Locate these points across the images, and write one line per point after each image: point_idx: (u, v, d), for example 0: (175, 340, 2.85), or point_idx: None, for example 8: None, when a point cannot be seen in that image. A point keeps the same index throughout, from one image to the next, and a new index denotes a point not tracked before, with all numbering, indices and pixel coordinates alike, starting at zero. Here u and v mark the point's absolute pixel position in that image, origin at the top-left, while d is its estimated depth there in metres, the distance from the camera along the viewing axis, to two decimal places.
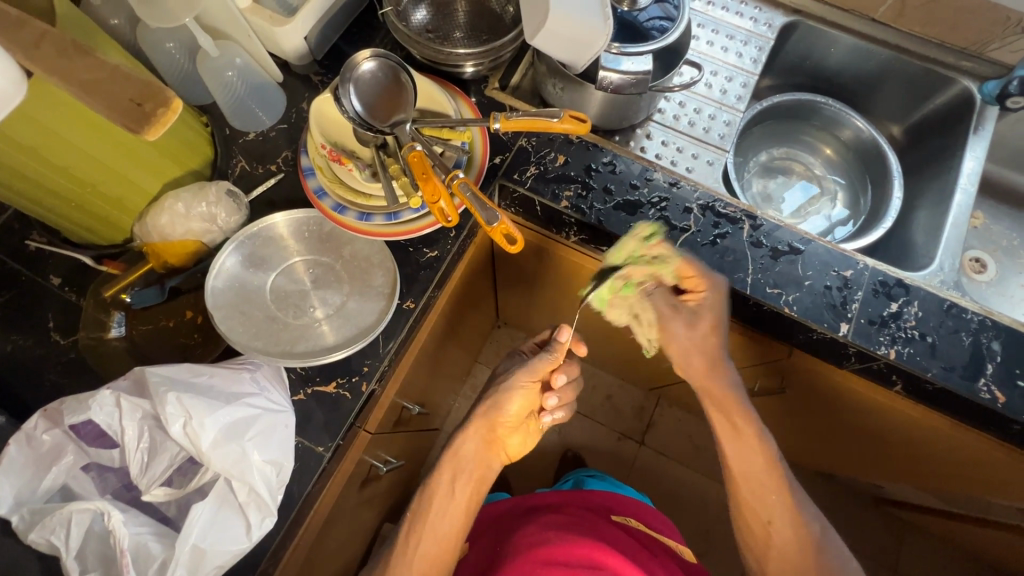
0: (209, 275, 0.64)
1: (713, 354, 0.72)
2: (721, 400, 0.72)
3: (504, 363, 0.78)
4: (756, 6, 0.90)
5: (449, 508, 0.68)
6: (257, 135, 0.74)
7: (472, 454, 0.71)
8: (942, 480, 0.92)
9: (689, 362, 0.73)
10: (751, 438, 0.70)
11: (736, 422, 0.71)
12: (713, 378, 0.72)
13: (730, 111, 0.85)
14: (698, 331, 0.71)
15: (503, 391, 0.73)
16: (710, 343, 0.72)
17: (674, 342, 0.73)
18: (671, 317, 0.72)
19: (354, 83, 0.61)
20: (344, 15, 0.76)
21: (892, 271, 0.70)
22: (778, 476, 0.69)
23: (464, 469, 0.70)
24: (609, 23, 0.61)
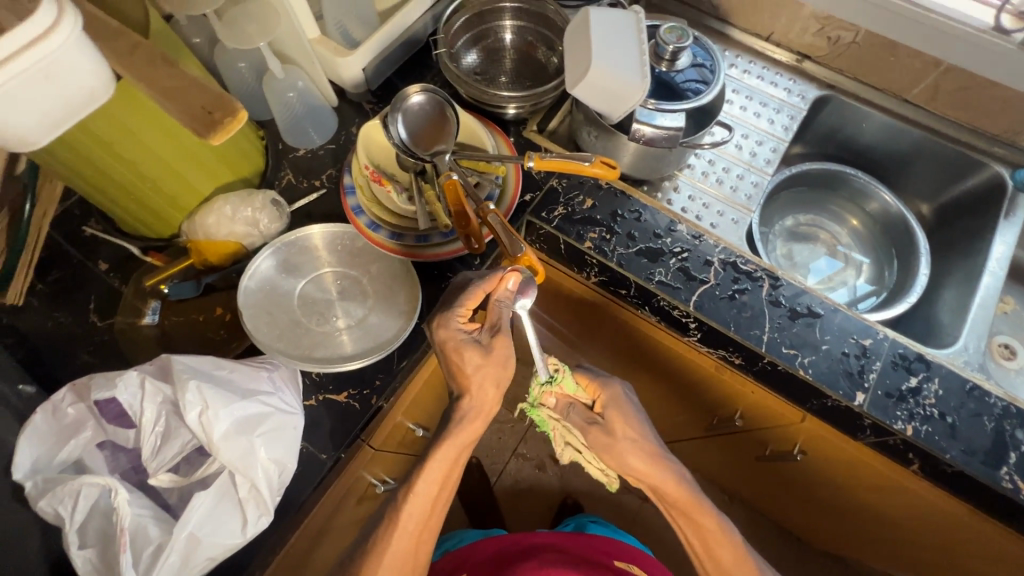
0: (244, 276, 0.67)
1: (647, 448, 0.65)
2: (676, 497, 0.66)
3: (443, 335, 0.60)
4: (791, 78, 0.93)
5: (430, 468, 0.63)
6: (306, 152, 0.79)
7: (441, 454, 0.63)
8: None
9: (631, 465, 0.65)
10: (716, 534, 0.66)
11: (697, 519, 0.66)
12: (657, 474, 0.65)
13: (758, 173, 0.87)
14: (621, 439, 0.65)
15: (466, 362, 0.61)
16: (642, 438, 0.66)
17: (607, 452, 0.66)
18: (591, 429, 0.66)
19: (402, 113, 0.65)
20: (400, 52, 0.82)
21: (913, 345, 0.69)
22: (750, 564, 0.66)
23: (432, 467, 0.63)
24: (646, 81, 0.67)
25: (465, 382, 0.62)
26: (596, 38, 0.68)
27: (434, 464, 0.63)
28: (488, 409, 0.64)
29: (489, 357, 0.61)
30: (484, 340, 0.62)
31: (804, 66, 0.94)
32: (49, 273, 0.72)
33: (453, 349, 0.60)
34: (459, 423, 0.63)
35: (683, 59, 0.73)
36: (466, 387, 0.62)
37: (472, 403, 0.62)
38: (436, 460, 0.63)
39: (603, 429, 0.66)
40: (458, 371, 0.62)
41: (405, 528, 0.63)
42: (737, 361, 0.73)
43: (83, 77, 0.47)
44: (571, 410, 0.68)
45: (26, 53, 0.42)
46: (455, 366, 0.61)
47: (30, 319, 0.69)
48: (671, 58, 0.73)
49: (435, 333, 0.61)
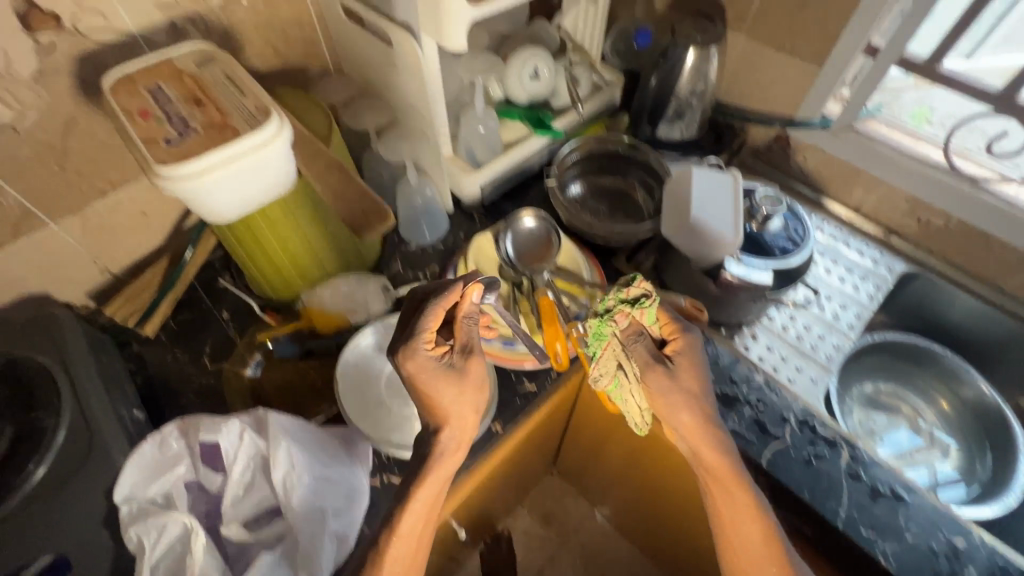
0: (344, 349, 0.73)
1: (699, 408, 0.62)
2: (716, 470, 0.61)
3: (411, 368, 0.57)
4: (877, 249, 0.96)
5: (411, 509, 0.56)
6: (416, 246, 0.89)
7: (423, 493, 0.57)
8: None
9: (676, 419, 0.63)
10: (750, 514, 0.59)
11: (734, 497, 0.60)
12: (702, 436, 0.61)
13: (839, 336, 0.87)
14: (682, 388, 0.62)
15: (443, 394, 0.58)
16: (700, 399, 0.63)
17: (660, 396, 0.63)
18: (650, 368, 0.63)
19: (513, 232, 0.75)
20: (511, 178, 0.93)
21: (1014, 558, 0.63)
22: (782, 555, 0.58)
23: (414, 510, 0.57)
24: (739, 237, 0.75)
25: (438, 413, 0.59)
26: (699, 193, 0.77)
27: (424, 483, 0.57)
28: (467, 438, 0.60)
29: (466, 379, 0.59)
30: (456, 363, 0.60)
31: (892, 240, 0.96)
32: (180, 312, 0.82)
33: (426, 373, 0.57)
34: (436, 470, 0.58)
35: (774, 222, 0.79)
36: (443, 416, 0.59)
37: (442, 447, 0.59)
38: (421, 497, 0.57)
39: (671, 372, 0.63)
40: (427, 410, 0.59)
41: (406, 530, 0.56)
42: (807, 532, 0.69)
43: (279, 168, 0.58)
44: (640, 341, 0.64)
45: (241, 160, 0.53)
46: (424, 394, 0.58)
47: (155, 351, 0.79)
48: (763, 219, 0.79)
49: (400, 364, 0.57)
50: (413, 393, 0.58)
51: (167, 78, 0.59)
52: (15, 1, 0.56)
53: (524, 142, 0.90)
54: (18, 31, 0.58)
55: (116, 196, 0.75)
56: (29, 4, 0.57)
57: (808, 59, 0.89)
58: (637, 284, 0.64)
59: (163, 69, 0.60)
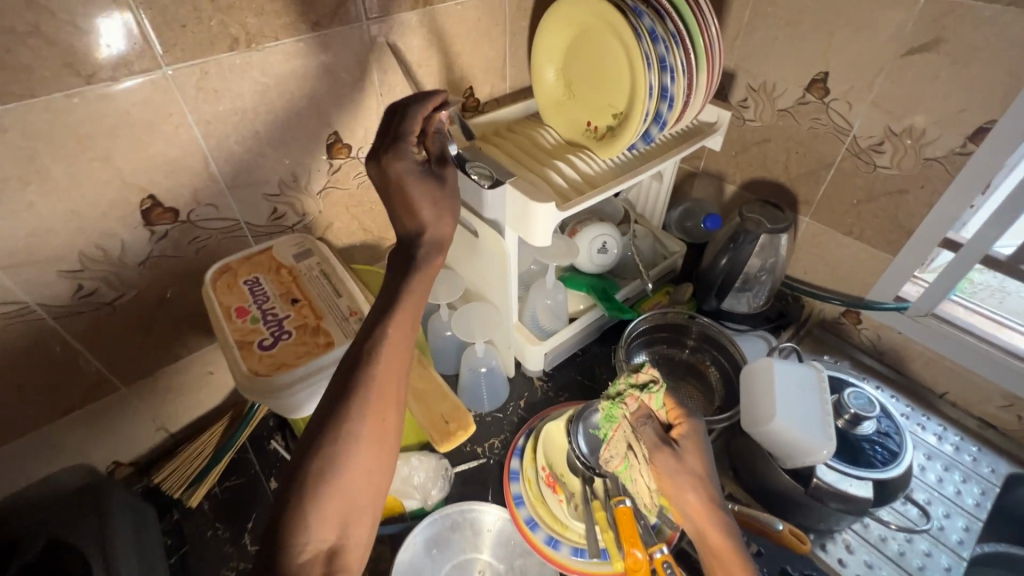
0: (400, 548, 0.67)
1: (705, 490, 0.55)
2: (714, 549, 0.53)
3: (389, 168, 0.53)
4: (974, 444, 0.88)
5: (369, 375, 0.46)
6: (475, 414, 0.86)
7: (414, 284, 0.51)
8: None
9: (682, 500, 0.55)
10: None
11: None
12: (706, 518, 0.54)
13: (950, 554, 0.76)
14: (691, 470, 0.55)
15: (415, 196, 0.54)
16: (709, 478, 0.55)
17: (666, 479, 0.56)
18: (659, 449, 0.57)
19: (584, 423, 0.71)
20: (573, 345, 0.92)
21: None
22: None
23: (370, 395, 0.46)
24: (831, 442, 0.68)
25: (416, 219, 0.54)
26: (782, 387, 0.72)
27: (378, 368, 0.47)
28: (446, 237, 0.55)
29: (444, 206, 0.55)
30: (435, 168, 0.56)
31: (989, 433, 0.88)
32: (229, 478, 0.78)
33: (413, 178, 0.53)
34: (420, 254, 0.53)
35: (867, 424, 0.73)
36: (412, 193, 0.53)
37: (431, 235, 0.54)
38: (405, 299, 0.50)
39: (679, 454, 0.57)
40: (406, 210, 0.54)
41: (377, 403, 0.46)
42: None
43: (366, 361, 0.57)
44: (648, 424, 0.60)
45: (320, 379, 0.52)
46: (402, 195, 0.54)
47: (195, 522, 0.74)
48: (852, 418, 0.74)
49: (383, 168, 0.54)
50: (390, 199, 0.54)
51: (266, 270, 0.61)
52: (142, 200, 0.60)
53: (589, 312, 0.91)
54: (138, 225, 0.61)
55: (189, 359, 0.75)
56: (153, 202, 0.61)
57: (880, 247, 0.89)
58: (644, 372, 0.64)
59: (263, 260, 0.62)
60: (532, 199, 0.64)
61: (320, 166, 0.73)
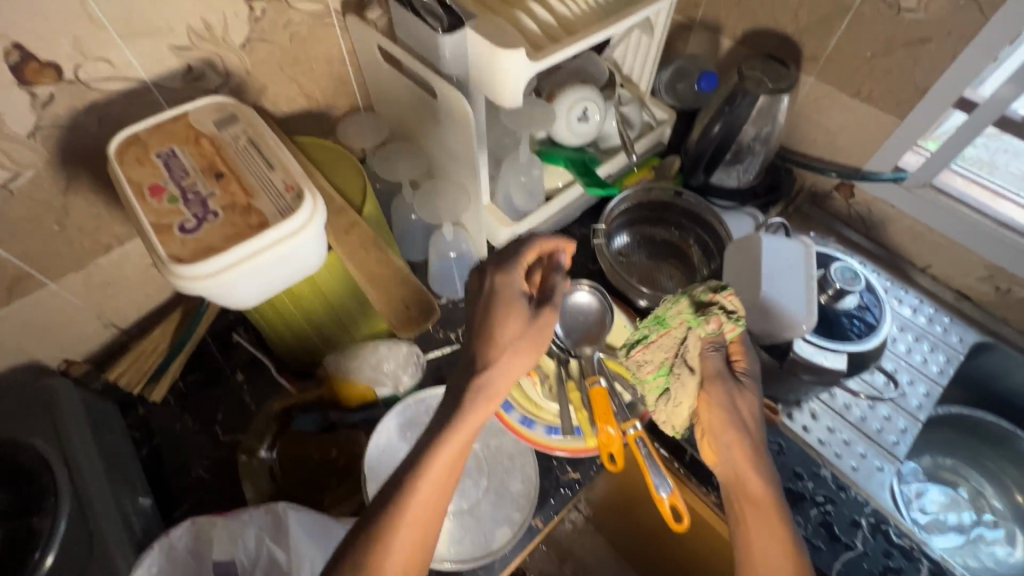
0: (371, 436, 0.65)
1: (750, 437, 0.56)
2: (751, 491, 0.54)
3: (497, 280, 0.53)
4: (948, 315, 0.89)
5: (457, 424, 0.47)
6: (448, 301, 0.82)
7: (475, 407, 0.48)
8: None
9: (729, 436, 0.56)
10: (778, 540, 0.51)
11: (767, 521, 0.52)
12: (753, 465, 0.55)
13: (908, 417, 0.80)
14: (743, 408, 0.57)
15: (506, 327, 0.51)
16: (756, 427, 0.57)
17: (716, 406, 0.57)
18: (719, 378, 0.57)
19: (559, 307, 0.67)
20: (551, 229, 0.86)
21: None
22: None
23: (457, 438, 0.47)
24: (813, 316, 0.67)
25: (495, 342, 0.51)
26: (767, 262, 0.69)
27: (472, 417, 0.48)
28: (513, 381, 0.51)
29: (535, 330, 0.52)
30: (533, 309, 0.53)
31: (963, 306, 0.89)
32: (190, 372, 0.75)
33: (498, 307, 0.52)
34: (510, 357, 0.50)
35: (848, 298, 0.71)
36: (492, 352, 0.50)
37: (495, 370, 0.50)
38: (515, 347, 0.51)
39: (735, 387, 0.58)
40: (494, 331, 0.51)
41: (456, 446, 0.47)
42: None
43: (307, 255, 0.50)
44: (714, 354, 0.59)
45: (241, 267, 0.45)
46: (500, 308, 0.52)
47: (162, 416, 0.72)
48: (835, 293, 0.72)
49: (483, 279, 0.55)
50: (488, 308, 0.52)
51: (183, 140, 0.51)
52: (6, 51, 0.48)
53: (568, 190, 0.83)
54: (10, 85, 0.49)
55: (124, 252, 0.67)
56: (22, 53, 0.49)
57: (888, 110, 0.80)
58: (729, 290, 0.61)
59: (178, 128, 0.52)
60: (498, 46, 0.54)
61: (237, 11, 0.59)
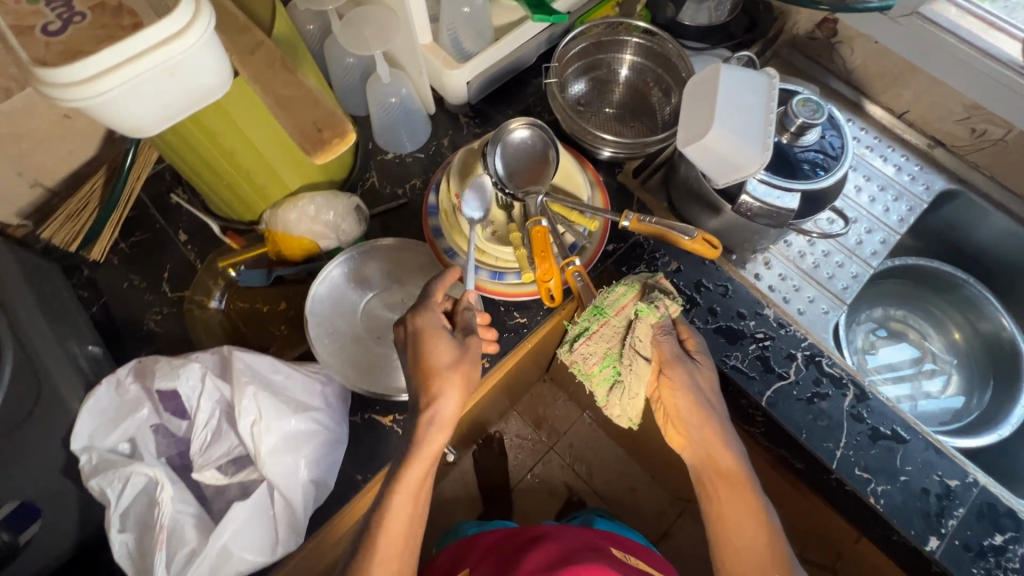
0: (315, 280, 0.66)
1: (716, 412, 0.59)
2: (722, 469, 0.58)
3: (418, 321, 0.56)
4: (918, 164, 0.86)
5: (402, 475, 0.53)
6: (395, 156, 0.78)
7: (426, 443, 0.54)
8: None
9: (695, 417, 0.58)
10: (752, 513, 0.57)
11: (741, 495, 0.58)
12: (720, 442, 0.58)
13: (860, 263, 0.80)
14: (704, 386, 0.59)
15: (435, 358, 0.54)
16: (716, 401, 0.59)
17: (681, 391, 0.58)
18: (678, 361, 0.59)
19: (503, 145, 0.64)
20: (502, 74, 0.79)
21: (1005, 497, 0.62)
22: (781, 553, 0.57)
23: (405, 489, 0.53)
24: (767, 154, 0.61)
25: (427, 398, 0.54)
26: (725, 97, 0.64)
27: (414, 468, 0.53)
28: (439, 440, 0.54)
29: (464, 354, 0.55)
30: (459, 340, 0.57)
31: (935, 153, 0.85)
32: (133, 233, 0.74)
33: (433, 331, 0.55)
34: (463, 373, 0.55)
35: (809, 135, 0.68)
36: (436, 383, 0.54)
37: (436, 403, 0.54)
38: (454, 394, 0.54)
39: (694, 369, 0.59)
40: (430, 377, 0.54)
41: (401, 498, 0.53)
42: (799, 466, 0.68)
43: (203, 74, 0.46)
44: (664, 338, 0.60)
45: (122, 73, 0.40)
46: (427, 347, 0.55)
47: (108, 276, 0.72)
48: (796, 132, 0.68)
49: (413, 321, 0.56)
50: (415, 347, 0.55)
51: None
52: None
53: (518, 29, 0.74)
54: None
55: (27, 98, 0.60)
56: None
57: None
58: (661, 281, 0.63)
59: None
60: None
61: None
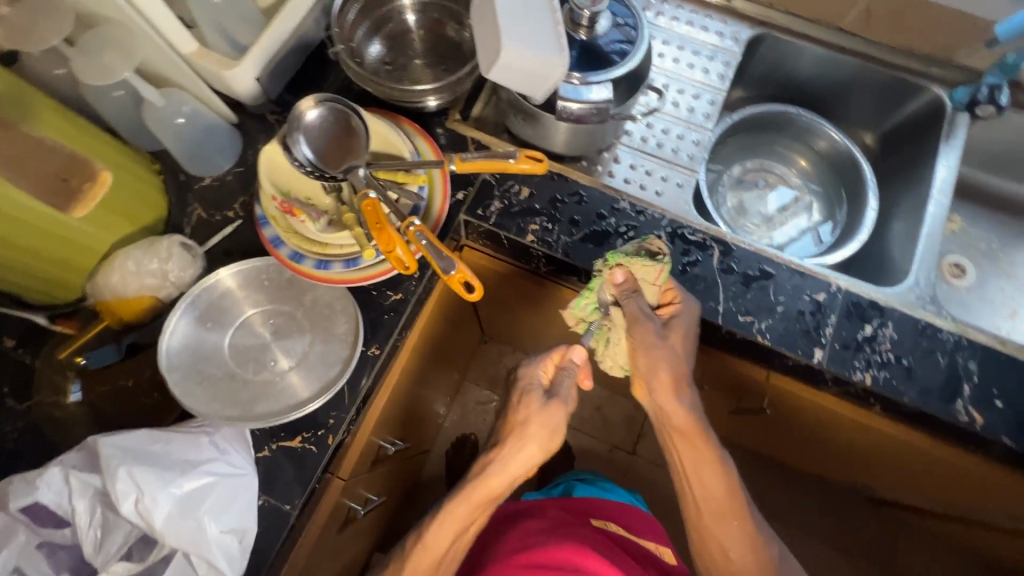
0: (163, 336, 0.63)
1: (676, 370, 0.60)
2: (684, 428, 0.61)
3: (522, 372, 0.66)
4: (722, 19, 0.89)
5: (460, 503, 0.62)
6: (212, 179, 0.72)
7: (494, 469, 0.62)
8: (961, 505, 0.89)
9: (654, 375, 0.61)
10: (711, 466, 0.61)
11: (699, 450, 0.61)
12: (676, 396, 0.61)
13: (698, 130, 0.83)
14: (667, 346, 0.61)
15: (521, 412, 0.63)
16: (677, 356, 0.61)
17: (642, 351, 0.61)
18: (642, 322, 0.62)
19: (303, 132, 0.60)
20: (292, 58, 0.74)
21: (865, 292, 0.69)
22: (740, 502, 0.62)
23: (457, 513, 0.62)
24: (565, 56, 0.61)
25: (520, 439, 0.62)
26: (505, 9, 0.61)
27: (457, 503, 0.62)
28: (493, 490, 0.62)
29: (549, 413, 0.62)
30: (557, 395, 0.64)
31: (734, 5, 0.89)
32: None
33: (531, 380, 0.65)
34: (539, 422, 0.62)
35: (602, 22, 0.69)
36: (513, 434, 0.62)
37: (503, 455, 0.62)
38: (530, 440, 0.61)
39: (660, 330, 0.61)
40: (518, 438, 0.62)
41: (428, 541, 0.62)
42: (698, 332, 0.72)
43: None
44: (635, 296, 0.63)
45: None
46: (525, 407, 0.63)
47: None
48: (589, 24, 0.68)
49: (521, 373, 0.66)
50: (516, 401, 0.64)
51: None
52: None
53: (286, 10, 0.68)
54: None
55: None
56: None
57: None
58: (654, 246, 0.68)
59: None
60: None
61: None
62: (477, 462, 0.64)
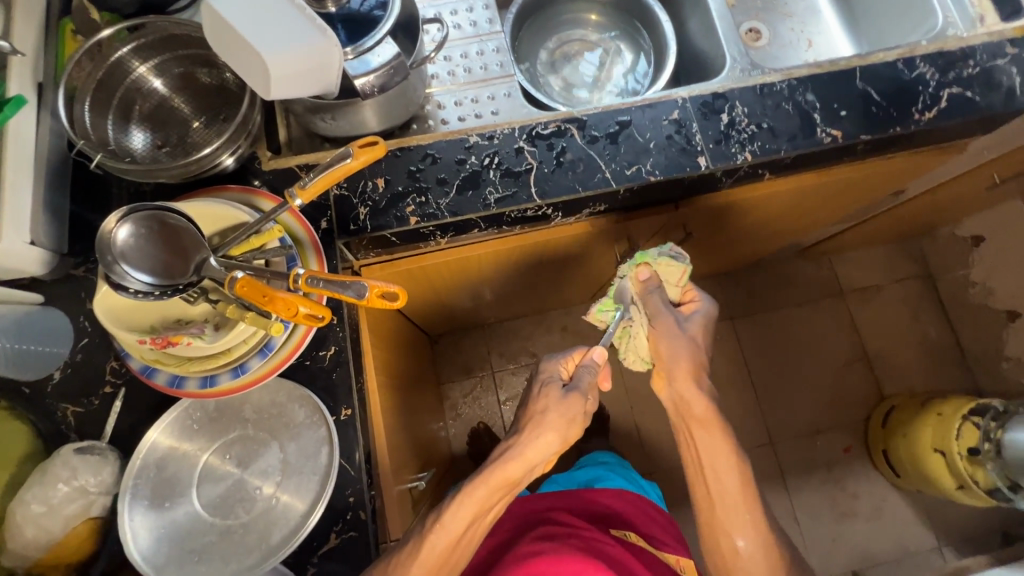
0: (127, 545, 0.54)
1: (695, 356, 0.64)
2: (698, 415, 0.62)
3: (543, 367, 0.68)
4: None
5: (477, 484, 0.58)
6: (62, 369, 0.62)
7: (515, 453, 0.60)
8: (859, 209, 1.03)
9: (674, 359, 0.63)
10: (726, 450, 0.61)
11: (712, 434, 0.62)
12: (690, 384, 0.63)
13: (491, 37, 0.83)
14: (687, 339, 0.64)
15: (540, 403, 0.63)
16: (692, 344, 0.64)
17: (663, 338, 0.65)
18: (659, 316, 0.66)
19: (124, 258, 0.52)
20: (57, 201, 0.63)
21: (705, 89, 0.74)
22: (752, 493, 0.61)
23: (471, 493, 0.58)
24: (331, 34, 0.56)
25: (540, 425, 0.60)
26: (241, 22, 0.56)
27: (477, 486, 0.58)
28: (512, 479, 0.59)
29: (566, 406, 0.61)
30: (577, 386, 0.63)
31: None
32: None
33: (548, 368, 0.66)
34: (557, 414, 0.61)
35: None
36: (537, 423, 0.61)
37: (539, 443, 0.60)
38: (548, 430, 0.60)
39: (680, 322, 0.66)
40: (537, 423, 0.61)
41: (443, 532, 0.57)
42: (603, 207, 0.75)
43: None
44: (658, 292, 0.67)
45: None
46: (543, 402, 0.62)
47: None
48: None
49: (540, 366, 0.68)
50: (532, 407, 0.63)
51: None
52: None
53: (9, 152, 0.57)
54: None
55: None
56: None
57: None
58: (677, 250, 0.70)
59: None
60: None
61: None
62: (493, 452, 0.62)
